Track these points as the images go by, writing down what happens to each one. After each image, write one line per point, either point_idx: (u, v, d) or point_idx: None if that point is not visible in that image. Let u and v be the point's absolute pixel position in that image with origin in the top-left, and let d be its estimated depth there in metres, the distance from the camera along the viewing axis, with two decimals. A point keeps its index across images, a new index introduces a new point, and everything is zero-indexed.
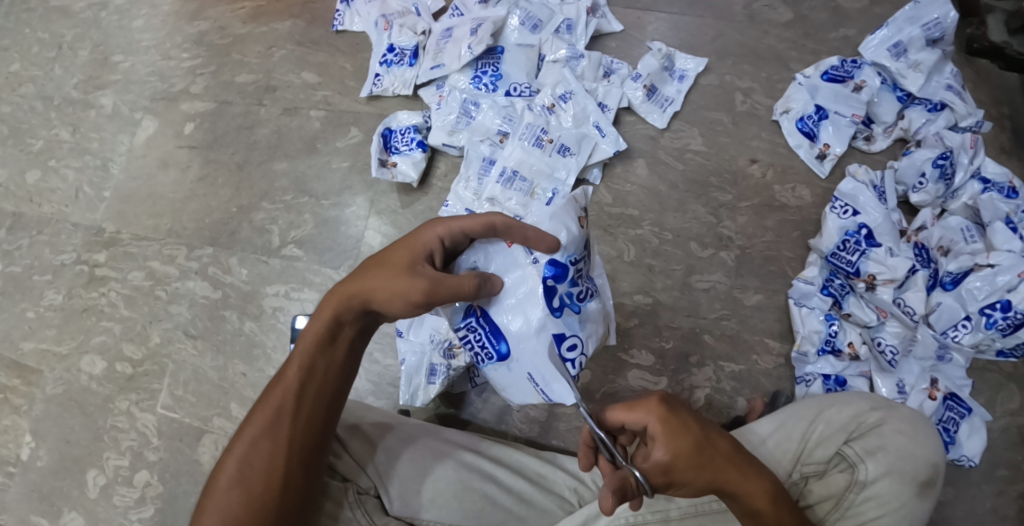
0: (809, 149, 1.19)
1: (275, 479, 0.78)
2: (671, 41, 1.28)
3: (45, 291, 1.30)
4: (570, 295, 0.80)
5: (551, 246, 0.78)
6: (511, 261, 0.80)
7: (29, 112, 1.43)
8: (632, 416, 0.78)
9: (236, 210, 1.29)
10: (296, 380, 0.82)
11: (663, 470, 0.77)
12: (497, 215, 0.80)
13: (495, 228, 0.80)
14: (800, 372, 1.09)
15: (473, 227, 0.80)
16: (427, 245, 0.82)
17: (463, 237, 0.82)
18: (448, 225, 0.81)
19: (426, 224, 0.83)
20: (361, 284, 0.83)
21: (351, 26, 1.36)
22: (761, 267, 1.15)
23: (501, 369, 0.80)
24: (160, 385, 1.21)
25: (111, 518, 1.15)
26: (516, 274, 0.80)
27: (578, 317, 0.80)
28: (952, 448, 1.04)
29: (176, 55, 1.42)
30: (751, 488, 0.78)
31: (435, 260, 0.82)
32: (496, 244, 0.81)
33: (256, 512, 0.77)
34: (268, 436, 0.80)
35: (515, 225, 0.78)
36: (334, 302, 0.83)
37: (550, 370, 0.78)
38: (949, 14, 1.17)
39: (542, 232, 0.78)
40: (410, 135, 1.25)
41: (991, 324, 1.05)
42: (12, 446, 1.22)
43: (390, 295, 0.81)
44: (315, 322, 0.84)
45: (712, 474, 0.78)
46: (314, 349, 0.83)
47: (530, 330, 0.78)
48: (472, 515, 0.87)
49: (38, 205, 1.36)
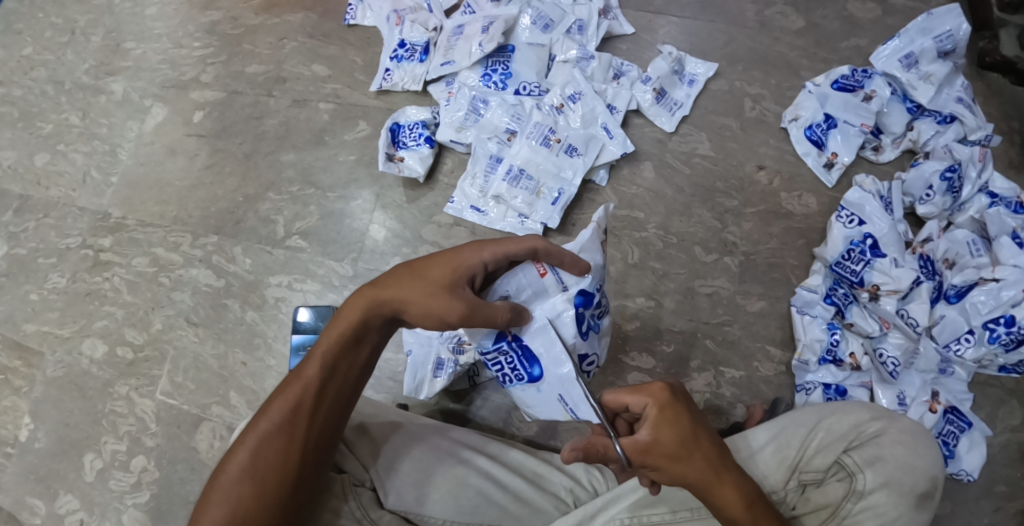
0: (816, 157, 1.19)
1: (287, 476, 0.78)
2: (682, 45, 1.28)
3: (49, 274, 1.30)
4: (591, 317, 0.88)
5: (581, 270, 0.85)
6: (543, 288, 0.85)
7: (40, 96, 1.43)
8: (632, 395, 0.79)
9: (243, 199, 1.29)
10: (316, 379, 0.81)
11: (640, 450, 0.77)
12: (538, 240, 0.85)
13: (535, 253, 0.84)
14: (800, 380, 1.09)
15: (517, 253, 0.84)
16: (471, 267, 0.83)
17: (504, 262, 0.84)
18: (494, 250, 0.83)
19: (470, 244, 0.84)
20: (396, 292, 0.82)
21: (363, 20, 1.36)
22: (765, 273, 1.15)
23: (531, 388, 0.87)
24: (160, 371, 1.21)
25: (106, 502, 1.15)
26: (547, 302, 0.85)
27: (597, 335, 0.90)
28: (951, 463, 1.03)
29: (188, 43, 1.43)
30: (723, 493, 0.77)
31: (475, 281, 0.83)
32: (526, 273, 0.85)
33: (266, 507, 0.76)
34: (284, 432, 0.79)
35: (555, 251, 0.84)
36: (363, 305, 0.83)
37: (579, 392, 0.83)
38: (961, 27, 1.17)
39: (575, 259, 0.84)
40: (418, 130, 1.25)
41: (994, 338, 1.04)
42: (10, 427, 1.22)
43: (425, 310, 0.81)
44: (341, 321, 0.83)
45: (685, 467, 0.77)
46: (338, 350, 0.82)
47: (563, 356, 0.84)
48: (466, 511, 0.87)
49: (45, 188, 1.36)
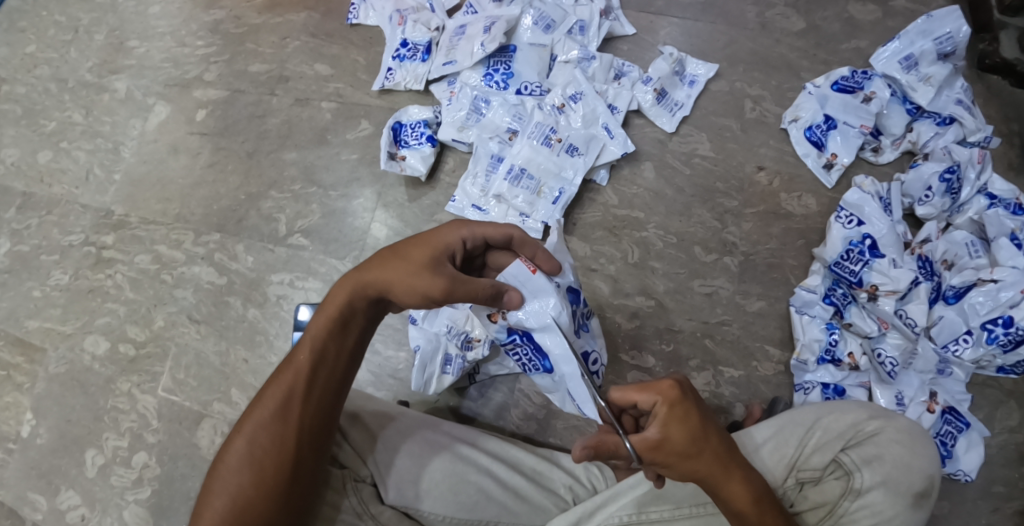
0: (816, 158, 1.19)
1: (285, 462, 0.78)
2: (683, 46, 1.28)
3: (52, 271, 1.31)
4: (578, 316, 0.95)
5: (554, 268, 0.91)
6: (538, 286, 0.87)
7: (43, 93, 1.44)
8: (641, 393, 0.78)
9: (245, 198, 1.30)
10: (307, 364, 0.81)
11: (651, 447, 0.77)
12: (514, 228, 0.89)
13: (512, 240, 0.88)
14: (798, 380, 1.09)
15: (494, 235, 0.86)
16: (449, 244, 0.85)
17: (482, 241, 0.86)
18: (472, 228, 0.85)
19: (448, 223, 0.86)
20: (379, 274, 0.83)
21: (365, 20, 1.37)
22: (765, 274, 1.15)
23: (546, 376, 0.92)
24: (162, 368, 1.22)
25: (108, 498, 1.16)
26: (544, 299, 0.86)
27: (589, 334, 0.97)
28: (949, 462, 1.03)
29: (191, 42, 1.43)
30: (732, 489, 0.78)
31: (455, 259, 0.85)
32: (515, 266, 0.87)
33: (266, 496, 0.77)
34: (279, 419, 0.79)
35: (530, 241, 0.89)
36: (349, 288, 0.84)
37: (585, 390, 0.85)
38: (961, 29, 1.18)
39: (550, 257, 0.90)
40: (420, 130, 1.26)
41: (992, 339, 1.05)
42: (12, 423, 1.23)
43: (408, 288, 0.82)
44: (329, 307, 0.84)
45: (696, 464, 0.77)
46: (327, 335, 0.83)
47: (567, 354, 0.86)
48: (466, 508, 0.88)
49: (48, 186, 1.37)
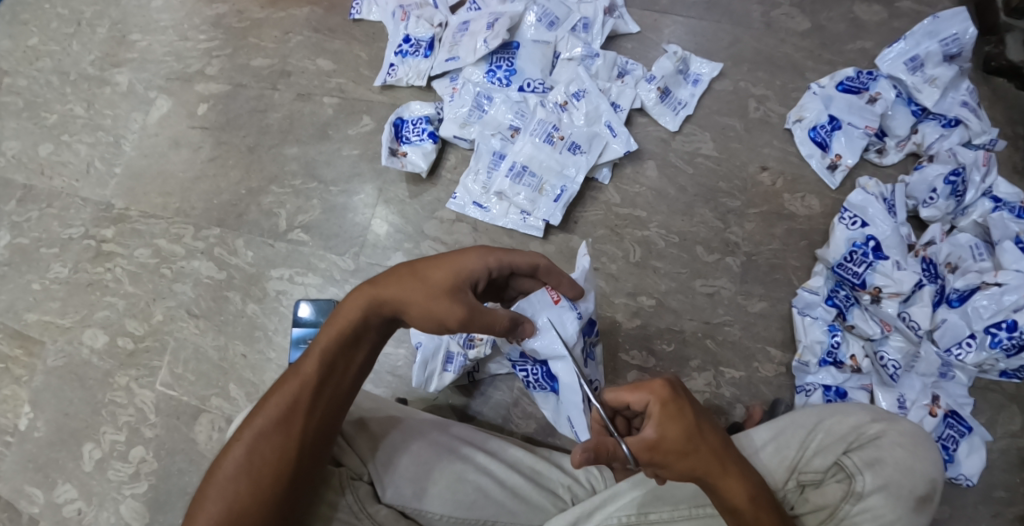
0: (820, 159, 1.18)
1: (284, 472, 0.77)
2: (687, 45, 1.28)
3: (51, 264, 1.30)
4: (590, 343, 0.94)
5: (577, 294, 0.89)
6: (556, 317, 0.87)
7: (46, 86, 1.44)
8: (634, 393, 0.79)
9: (246, 192, 1.30)
10: (314, 377, 0.81)
11: (647, 447, 0.77)
12: (539, 256, 0.88)
13: (537, 268, 0.88)
14: (800, 382, 1.09)
15: (521, 264, 0.87)
16: (473, 272, 0.84)
17: (506, 270, 0.86)
18: (499, 258, 0.85)
19: (472, 249, 0.85)
20: (396, 293, 0.82)
21: (368, 15, 1.37)
22: (767, 274, 1.15)
23: (549, 397, 0.94)
24: (161, 362, 1.22)
25: (104, 492, 1.16)
26: (560, 329, 0.87)
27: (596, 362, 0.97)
28: (950, 467, 1.03)
29: (193, 36, 1.43)
30: (729, 486, 0.77)
31: (477, 287, 0.85)
32: (538, 297, 0.88)
33: (262, 505, 0.76)
34: (281, 429, 0.79)
35: (555, 270, 0.88)
36: (363, 303, 0.82)
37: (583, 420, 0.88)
38: (968, 31, 1.17)
39: (574, 285, 0.89)
40: (421, 126, 1.25)
41: (996, 343, 1.03)
42: (10, 415, 1.22)
43: (426, 313, 0.81)
44: (340, 320, 0.83)
45: (693, 462, 0.77)
46: (337, 349, 0.82)
47: (574, 385, 0.87)
48: (463, 507, 0.87)
49: (48, 178, 1.36)
